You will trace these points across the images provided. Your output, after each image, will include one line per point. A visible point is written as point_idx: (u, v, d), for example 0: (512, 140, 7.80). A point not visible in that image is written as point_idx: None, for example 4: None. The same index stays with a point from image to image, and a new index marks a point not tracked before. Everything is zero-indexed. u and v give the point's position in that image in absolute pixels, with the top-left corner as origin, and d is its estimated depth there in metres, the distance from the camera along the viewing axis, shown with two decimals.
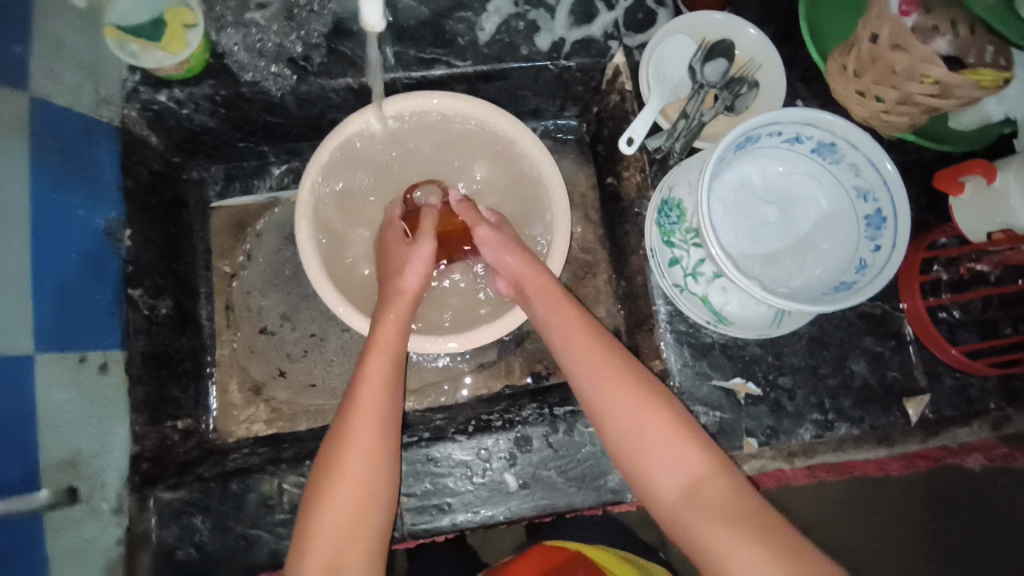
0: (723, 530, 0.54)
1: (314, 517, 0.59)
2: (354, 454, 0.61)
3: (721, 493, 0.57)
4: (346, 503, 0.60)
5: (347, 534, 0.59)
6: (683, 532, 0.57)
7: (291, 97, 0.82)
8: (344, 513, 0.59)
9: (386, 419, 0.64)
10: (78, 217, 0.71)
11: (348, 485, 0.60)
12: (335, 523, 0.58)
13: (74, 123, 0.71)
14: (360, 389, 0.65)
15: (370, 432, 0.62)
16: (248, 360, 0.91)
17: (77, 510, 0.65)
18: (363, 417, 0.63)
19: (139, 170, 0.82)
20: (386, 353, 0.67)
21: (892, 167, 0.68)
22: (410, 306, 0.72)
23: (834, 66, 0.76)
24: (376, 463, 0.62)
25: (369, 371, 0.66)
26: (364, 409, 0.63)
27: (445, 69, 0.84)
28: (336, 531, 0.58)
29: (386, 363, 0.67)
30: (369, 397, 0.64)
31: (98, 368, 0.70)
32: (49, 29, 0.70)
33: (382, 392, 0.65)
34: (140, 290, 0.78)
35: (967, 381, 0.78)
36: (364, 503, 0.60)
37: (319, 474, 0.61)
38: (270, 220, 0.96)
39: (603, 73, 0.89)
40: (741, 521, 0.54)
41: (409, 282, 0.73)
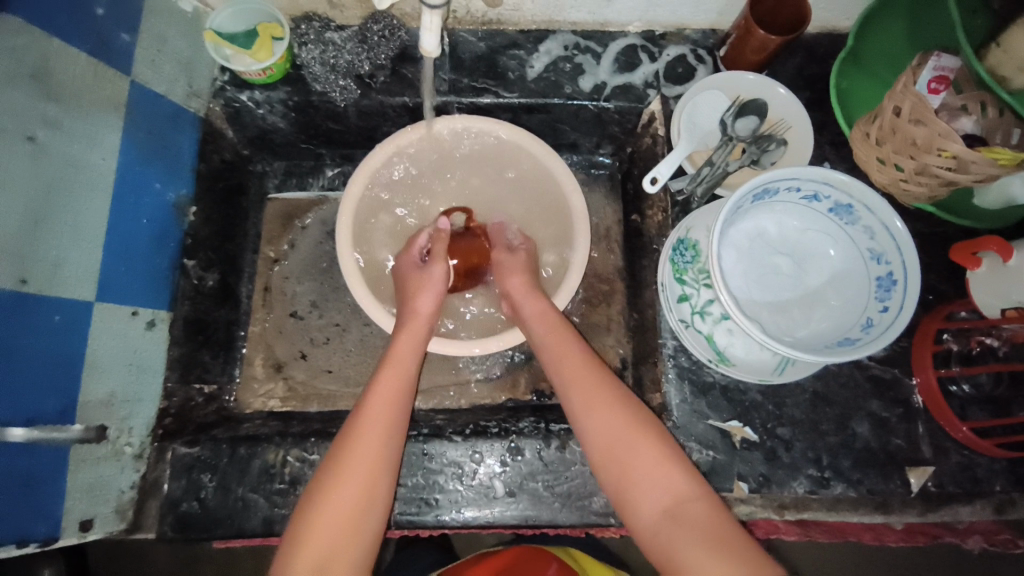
0: (706, 554, 0.55)
1: (313, 512, 0.60)
2: (358, 453, 0.63)
3: (706, 519, 0.58)
4: (347, 499, 0.61)
5: (345, 529, 0.60)
6: (666, 559, 0.57)
7: (353, 108, 0.92)
8: (342, 510, 0.61)
9: (391, 426, 0.67)
10: (155, 189, 0.81)
11: (348, 483, 0.62)
12: (335, 517, 0.60)
13: (165, 110, 0.82)
14: (370, 397, 0.68)
15: (377, 435, 0.65)
16: (275, 340, 0.98)
17: (102, 448, 0.72)
18: (372, 419, 0.66)
19: (212, 157, 0.92)
20: (399, 369, 0.71)
21: (904, 230, 0.69)
22: (425, 327, 0.77)
23: (857, 133, 0.80)
24: (377, 467, 0.63)
25: (380, 382, 0.70)
26: (374, 413, 0.66)
27: (491, 98, 0.92)
28: (333, 526, 0.60)
29: (397, 375, 0.70)
30: (377, 404, 0.67)
31: (145, 324, 0.79)
32: (158, 27, 0.80)
33: (389, 401, 0.68)
34: (194, 261, 0.87)
35: (974, 459, 0.76)
36: (364, 502, 0.62)
37: (324, 471, 0.64)
38: (316, 216, 1.05)
39: (638, 118, 0.95)
40: (724, 547, 0.55)
41: (421, 305, 0.78)
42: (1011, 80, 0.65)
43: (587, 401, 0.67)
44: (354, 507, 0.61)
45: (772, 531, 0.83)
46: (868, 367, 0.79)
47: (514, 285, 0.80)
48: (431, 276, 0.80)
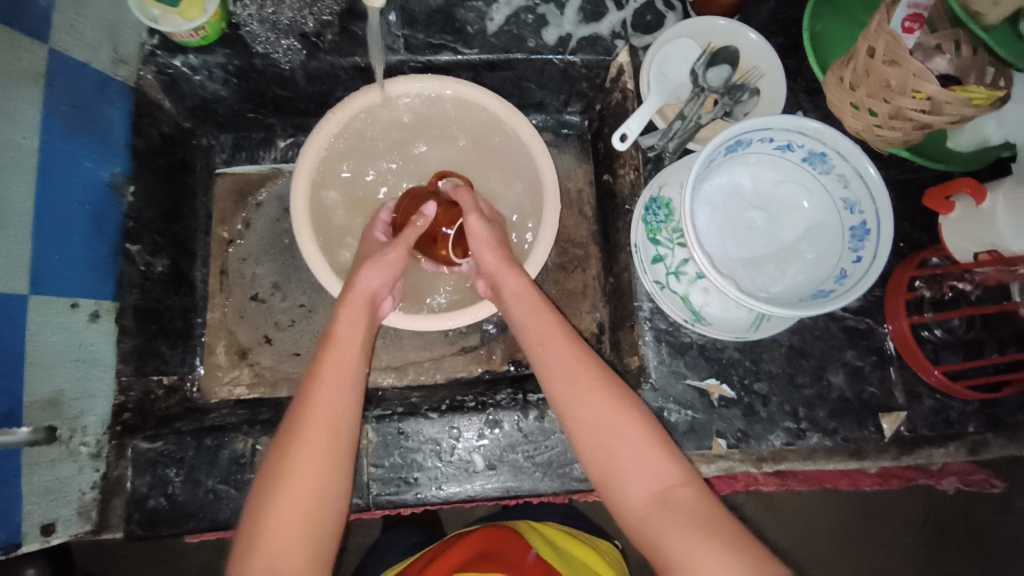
0: (697, 539, 0.54)
1: (257, 523, 0.55)
2: (304, 460, 0.58)
3: (692, 501, 0.57)
4: (293, 509, 0.56)
5: (292, 542, 0.55)
6: (655, 544, 0.56)
7: (301, 71, 0.85)
8: (289, 524, 0.56)
9: (339, 428, 0.61)
10: (84, 168, 0.73)
11: (293, 493, 0.57)
12: (281, 530, 0.55)
13: (91, 80, 0.74)
14: (313, 393, 0.62)
15: (323, 437, 0.60)
16: (237, 325, 0.94)
17: (55, 450, 0.67)
18: (318, 420, 0.61)
19: (150, 131, 0.85)
20: (342, 361, 0.66)
21: (876, 175, 0.67)
22: (365, 310, 0.70)
23: (832, 78, 0.77)
24: (325, 473, 0.59)
25: (321, 376, 0.64)
26: (320, 411, 0.61)
27: (450, 56, 0.86)
28: (279, 539, 0.55)
29: (339, 368, 0.65)
30: (323, 403, 0.62)
31: (89, 316, 0.73)
32: None
33: (335, 397, 0.62)
34: (138, 246, 0.81)
35: (948, 402, 0.77)
36: (312, 510, 0.57)
37: (266, 478, 0.58)
38: (271, 190, 1.00)
39: (607, 71, 0.90)
40: (712, 530, 0.54)
41: (365, 283, 0.71)
42: (985, 15, 0.62)
43: (569, 379, 0.65)
44: (304, 518, 0.56)
45: (751, 485, 0.84)
46: (843, 319, 0.79)
47: (488, 259, 0.75)
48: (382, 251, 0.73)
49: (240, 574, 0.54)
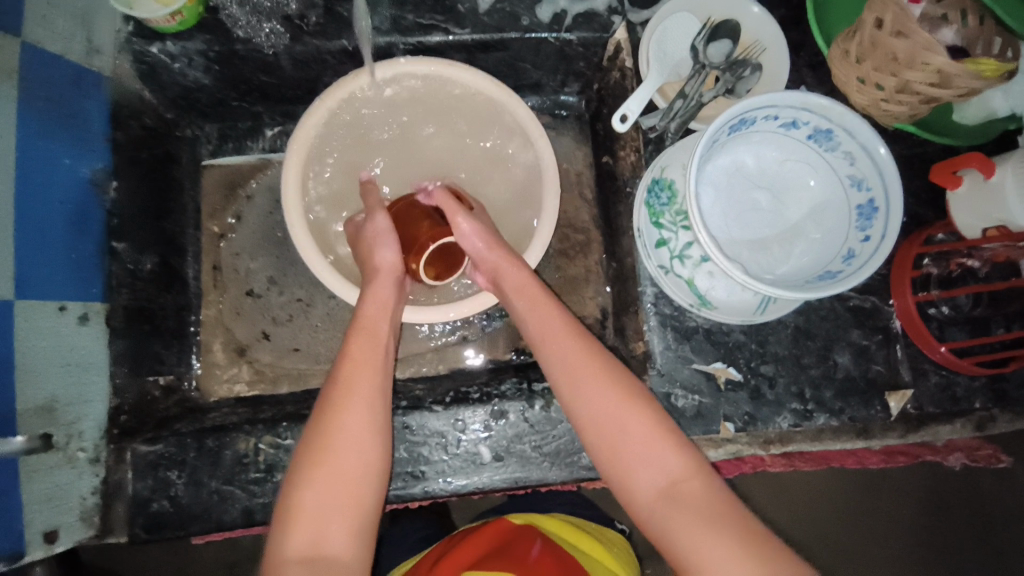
0: (702, 532, 0.53)
1: (296, 497, 0.56)
2: (341, 435, 0.59)
3: (700, 493, 0.56)
4: (332, 483, 0.57)
5: (335, 514, 0.56)
6: (661, 535, 0.56)
7: (286, 57, 0.81)
8: (330, 497, 0.57)
9: (374, 403, 0.62)
10: (64, 165, 0.71)
11: (332, 467, 0.58)
12: (322, 502, 0.56)
13: (63, 72, 0.71)
14: (348, 368, 0.63)
15: (361, 410, 0.61)
16: (233, 322, 0.92)
17: (52, 457, 0.67)
18: (355, 395, 0.61)
19: (130, 123, 0.81)
20: (374, 335, 0.66)
21: (885, 153, 0.65)
22: (392, 282, 0.70)
23: (836, 52, 0.74)
24: (363, 444, 0.60)
25: (354, 350, 0.64)
26: (357, 386, 0.62)
27: (442, 37, 0.82)
28: (320, 511, 0.56)
29: (371, 342, 0.65)
30: (360, 377, 0.62)
31: (77, 319, 0.71)
32: None
33: (369, 371, 0.63)
34: (125, 244, 0.78)
35: (954, 378, 0.77)
36: (352, 482, 0.58)
37: (304, 453, 0.59)
38: (261, 181, 0.97)
39: (605, 49, 0.87)
40: (717, 519, 0.54)
41: (382, 258, 0.71)
42: None
43: (570, 371, 0.64)
44: (345, 491, 0.57)
45: (758, 466, 0.84)
46: (849, 298, 0.78)
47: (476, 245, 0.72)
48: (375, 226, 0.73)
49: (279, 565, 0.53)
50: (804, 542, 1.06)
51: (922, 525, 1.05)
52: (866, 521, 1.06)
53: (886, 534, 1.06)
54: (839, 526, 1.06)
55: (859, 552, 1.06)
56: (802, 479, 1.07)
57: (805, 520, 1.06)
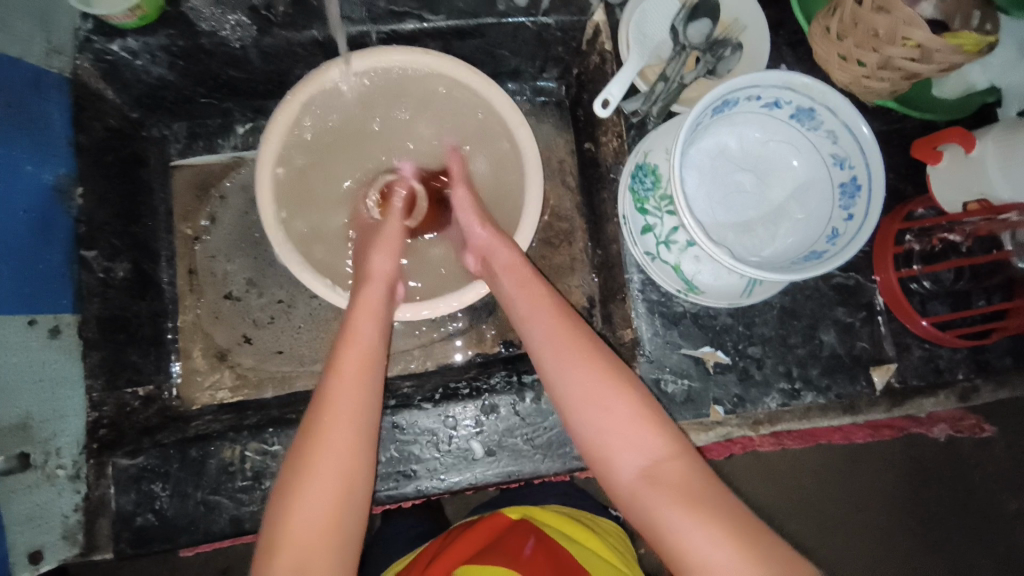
0: (682, 514, 0.52)
1: (282, 514, 0.54)
2: (326, 446, 0.57)
3: (683, 476, 0.55)
4: (318, 496, 0.55)
5: (320, 529, 0.54)
6: (643, 518, 0.54)
7: (254, 49, 0.78)
8: (316, 512, 0.54)
9: (360, 411, 0.60)
10: (26, 172, 0.68)
11: (317, 480, 0.56)
12: (308, 518, 0.54)
13: (22, 74, 0.67)
14: (333, 377, 0.61)
15: (347, 419, 0.59)
16: (212, 327, 0.90)
17: (30, 476, 0.65)
18: (340, 403, 0.60)
19: (94, 125, 0.78)
20: (360, 342, 0.64)
21: (867, 131, 0.65)
22: (382, 288, 0.70)
23: (816, 29, 0.74)
24: (350, 453, 0.58)
25: (340, 359, 0.63)
26: (345, 388, 0.60)
27: (415, 24, 0.79)
28: (305, 527, 0.54)
29: (357, 350, 0.64)
30: (346, 386, 0.61)
31: (48, 332, 0.68)
32: None
33: (355, 380, 0.61)
34: (95, 251, 0.75)
35: (937, 352, 0.78)
36: (339, 495, 0.56)
37: (292, 467, 0.57)
38: (235, 181, 0.93)
39: (583, 33, 0.86)
40: (705, 510, 0.52)
41: (376, 264, 0.72)
42: None
43: (555, 357, 0.63)
44: (331, 505, 0.55)
45: (748, 446, 0.86)
46: (832, 277, 0.79)
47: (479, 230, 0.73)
48: (383, 232, 0.76)
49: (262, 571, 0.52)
50: (791, 517, 1.08)
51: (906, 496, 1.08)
52: (851, 494, 1.08)
53: (870, 505, 1.08)
54: (826, 500, 1.08)
55: (847, 524, 1.08)
56: (790, 456, 1.08)
57: (793, 496, 1.08)
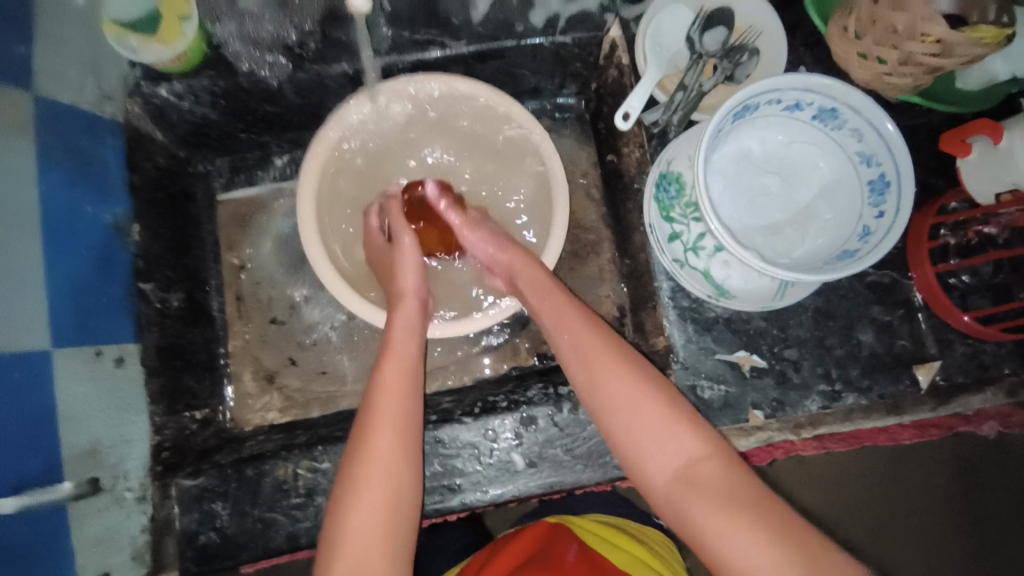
0: (725, 518, 0.52)
1: (336, 526, 0.57)
2: (373, 460, 0.59)
3: (731, 486, 0.54)
4: (368, 507, 0.57)
5: (371, 540, 0.56)
6: (685, 523, 0.55)
7: (289, 85, 0.83)
8: (368, 523, 0.57)
9: (405, 430, 0.62)
10: (86, 214, 0.73)
11: (367, 492, 0.58)
12: (360, 529, 0.56)
13: (78, 121, 0.73)
14: (378, 393, 0.64)
15: (392, 433, 0.61)
16: (260, 350, 0.94)
17: (102, 499, 0.69)
18: (385, 418, 0.62)
19: (145, 165, 0.83)
20: (401, 359, 0.67)
21: (893, 128, 0.65)
22: (416, 303, 0.72)
23: (833, 30, 0.74)
24: (395, 467, 0.60)
25: (382, 377, 0.65)
26: (387, 410, 0.62)
27: (439, 51, 0.83)
28: (358, 538, 0.56)
29: (399, 367, 0.66)
30: (390, 401, 0.63)
31: (114, 362, 0.73)
32: (51, 31, 0.70)
33: (399, 396, 0.64)
34: (151, 283, 0.81)
35: (982, 347, 0.77)
36: (388, 507, 0.58)
37: (342, 481, 0.60)
38: (275, 211, 0.99)
39: (601, 48, 0.88)
40: (754, 520, 0.51)
41: (405, 283, 0.73)
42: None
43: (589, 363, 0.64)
44: (381, 516, 0.57)
45: (790, 450, 0.84)
46: (867, 275, 0.78)
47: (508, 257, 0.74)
48: (401, 247, 0.74)
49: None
50: (832, 519, 1.05)
51: (957, 496, 1.05)
52: (899, 497, 1.05)
53: (921, 509, 1.05)
54: (872, 503, 1.06)
55: (899, 527, 1.05)
56: (831, 459, 1.06)
57: (837, 498, 1.06)
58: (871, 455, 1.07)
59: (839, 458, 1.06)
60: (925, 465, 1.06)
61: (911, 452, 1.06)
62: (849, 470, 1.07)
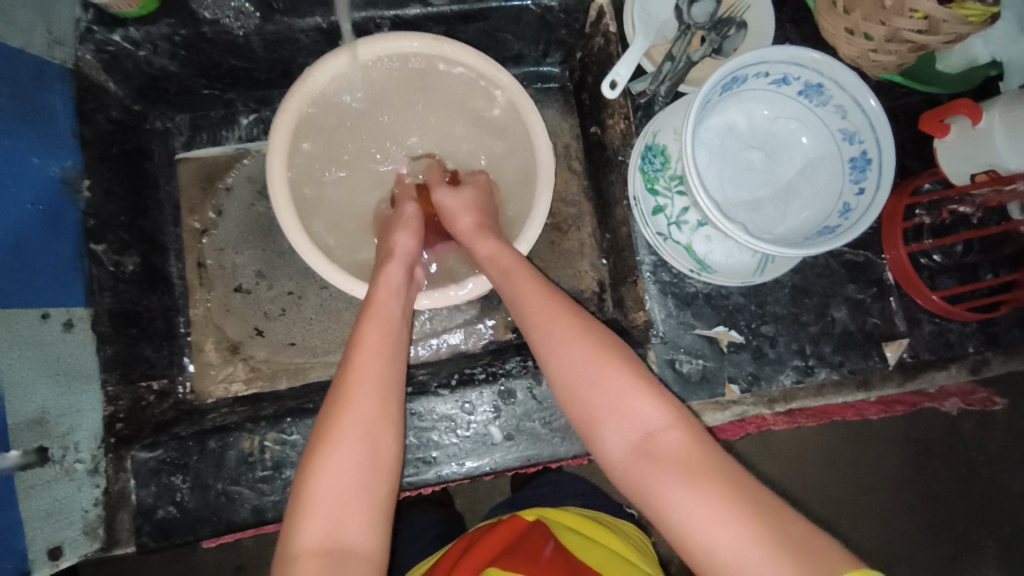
0: (684, 490, 0.51)
1: (309, 486, 0.54)
2: (353, 419, 0.57)
3: (683, 448, 0.54)
4: (347, 468, 0.55)
5: (351, 503, 0.54)
6: (643, 495, 0.54)
7: (257, 37, 0.77)
8: (345, 487, 0.54)
9: (384, 393, 0.59)
10: (32, 164, 0.67)
11: (346, 452, 0.55)
12: (335, 493, 0.54)
13: (26, 66, 0.66)
14: (358, 351, 0.61)
15: (373, 393, 0.58)
16: (224, 319, 0.90)
17: (49, 471, 0.64)
18: (366, 377, 0.59)
19: (96, 117, 0.77)
20: (385, 320, 0.64)
21: (876, 105, 0.65)
22: (403, 266, 0.69)
23: (823, 3, 0.74)
24: (375, 431, 0.57)
25: (364, 336, 0.62)
26: (365, 369, 0.59)
27: (420, 9, 0.78)
28: (336, 500, 0.53)
29: (382, 329, 0.63)
30: (371, 361, 0.60)
31: (63, 326, 0.68)
32: None
33: (382, 356, 0.61)
34: (104, 245, 0.75)
35: (947, 325, 0.79)
36: (367, 468, 0.56)
37: (315, 441, 0.56)
38: (240, 173, 0.93)
39: (587, 15, 0.85)
40: (705, 480, 0.51)
41: (401, 244, 0.71)
42: None
43: (550, 322, 0.62)
44: (361, 479, 0.55)
45: (762, 425, 0.85)
46: (843, 254, 0.79)
47: (464, 227, 0.73)
48: (405, 213, 0.75)
49: (291, 546, 0.52)
50: (791, 493, 1.09)
51: (910, 469, 1.09)
52: (857, 471, 1.09)
53: (875, 480, 1.09)
54: (831, 476, 1.09)
55: (854, 500, 1.09)
56: (794, 434, 1.10)
57: (798, 472, 1.09)
58: (832, 431, 1.10)
59: (801, 432, 1.09)
60: (881, 439, 1.10)
61: (868, 428, 1.10)
62: (812, 443, 1.10)
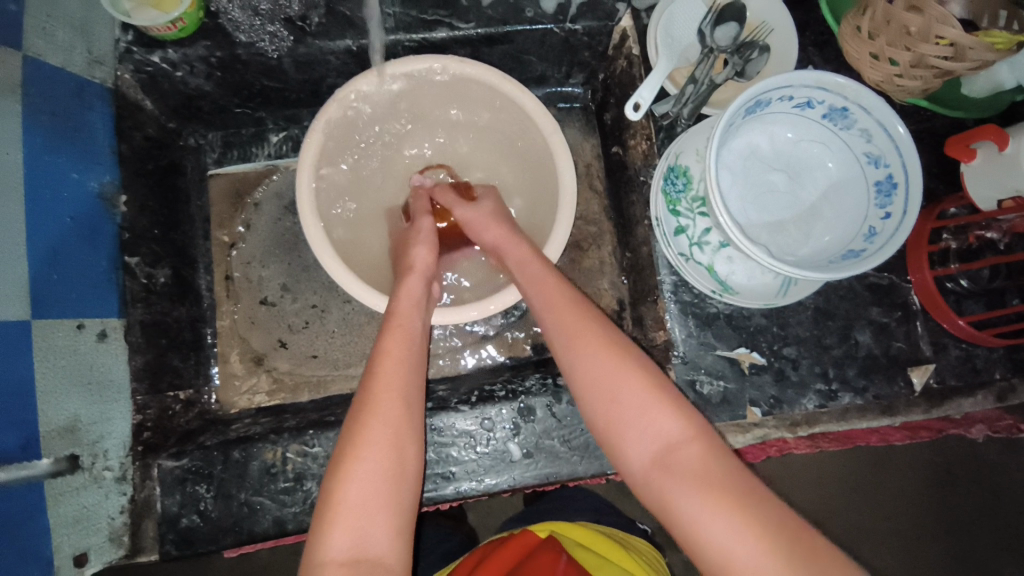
0: (698, 499, 0.51)
1: (336, 493, 0.54)
2: (379, 428, 0.57)
3: (702, 461, 0.53)
4: (373, 476, 0.55)
5: (377, 511, 0.54)
6: (660, 503, 0.54)
7: (289, 59, 0.80)
8: (371, 494, 0.55)
9: (408, 403, 0.60)
10: (71, 180, 0.69)
11: (372, 460, 0.56)
12: (364, 500, 0.54)
13: (66, 84, 0.69)
14: (383, 361, 0.61)
15: (398, 402, 0.59)
16: (248, 332, 0.91)
17: (78, 478, 0.66)
18: (391, 387, 0.60)
19: (133, 134, 0.80)
20: (407, 330, 0.65)
21: (903, 130, 0.65)
22: (422, 280, 0.71)
23: (847, 28, 0.74)
24: (401, 440, 0.58)
25: (388, 347, 0.63)
26: (390, 379, 0.60)
27: (446, 32, 0.80)
28: (362, 507, 0.54)
29: (406, 340, 0.64)
30: (395, 371, 0.61)
31: (96, 336, 0.70)
32: None
33: (405, 365, 0.62)
34: (137, 258, 0.77)
35: (974, 351, 0.78)
36: (393, 477, 0.56)
37: (341, 448, 0.57)
38: (268, 188, 0.95)
39: (610, 38, 0.87)
40: (723, 493, 0.51)
41: (419, 259, 0.72)
42: None
43: (572, 332, 0.63)
44: (387, 487, 0.56)
45: (783, 449, 0.84)
46: (867, 276, 0.78)
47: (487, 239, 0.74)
48: (421, 227, 0.76)
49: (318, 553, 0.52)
50: (812, 517, 1.06)
51: (934, 496, 1.06)
52: (879, 497, 1.07)
53: (899, 508, 1.07)
54: (852, 501, 1.07)
55: (876, 526, 1.07)
56: (814, 456, 1.08)
57: (819, 495, 1.07)
58: (854, 454, 1.08)
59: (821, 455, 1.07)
60: (903, 465, 1.07)
61: (890, 452, 1.08)
62: (833, 467, 1.08)
